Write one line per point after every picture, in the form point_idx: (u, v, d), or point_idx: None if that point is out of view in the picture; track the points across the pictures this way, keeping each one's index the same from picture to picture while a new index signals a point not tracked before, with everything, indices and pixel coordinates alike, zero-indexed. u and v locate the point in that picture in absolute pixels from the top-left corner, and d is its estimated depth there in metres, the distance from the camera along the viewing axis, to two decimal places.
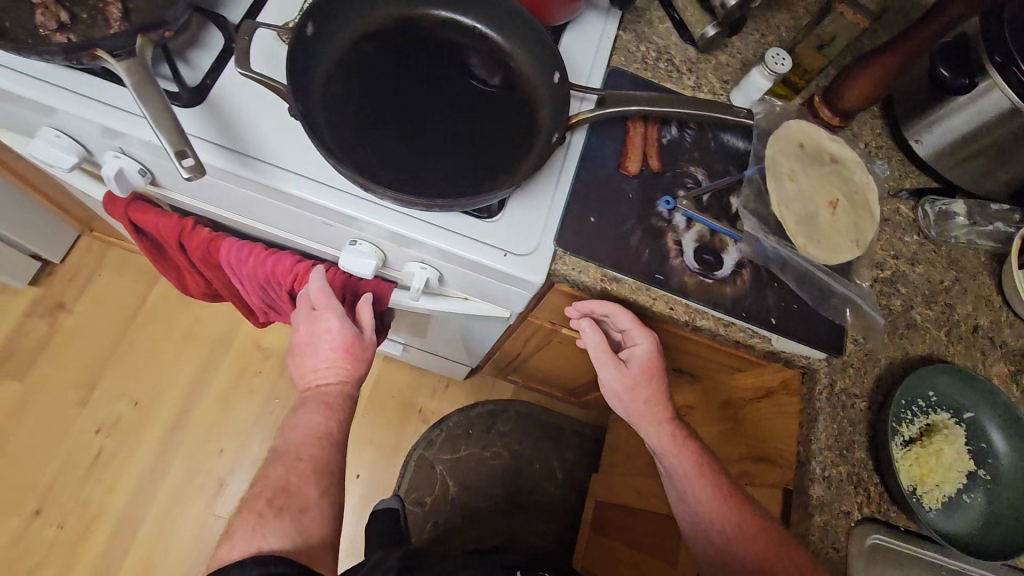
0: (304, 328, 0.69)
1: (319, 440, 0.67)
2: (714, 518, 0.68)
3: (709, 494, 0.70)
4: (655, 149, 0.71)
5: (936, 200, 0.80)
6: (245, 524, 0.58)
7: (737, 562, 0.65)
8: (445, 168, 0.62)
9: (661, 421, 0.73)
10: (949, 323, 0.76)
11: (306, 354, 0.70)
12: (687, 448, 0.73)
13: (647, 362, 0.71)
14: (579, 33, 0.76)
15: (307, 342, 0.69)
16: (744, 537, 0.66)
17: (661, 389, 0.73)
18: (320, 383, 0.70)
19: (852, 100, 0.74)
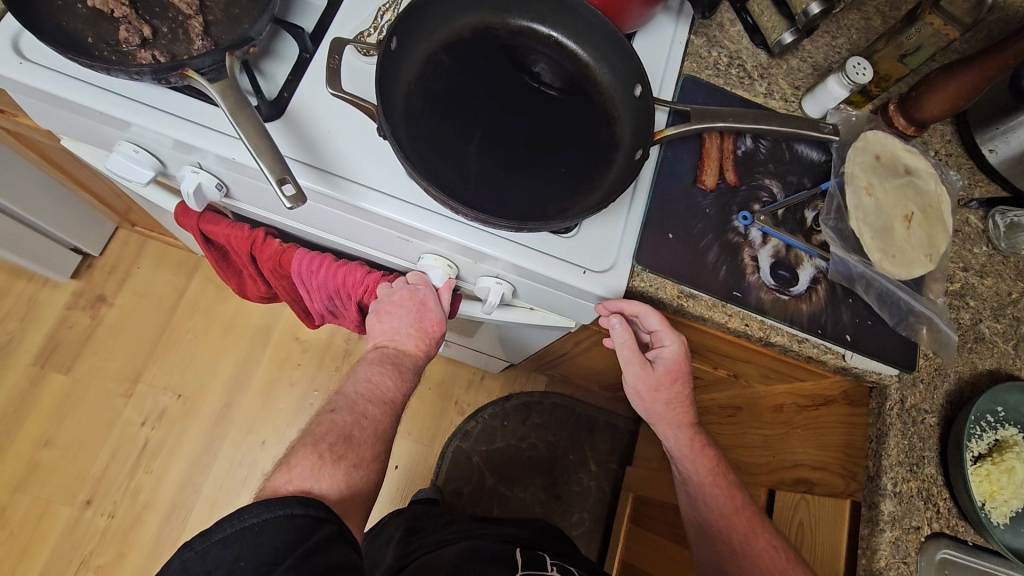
0: (403, 295, 0.67)
1: (383, 403, 0.64)
2: (722, 531, 0.73)
3: (723, 505, 0.74)
4: (731, 161, 0.70)
5: (1009, 210, 0.78)
6: (307, 458, 0.55)
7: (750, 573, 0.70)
8: (529, 186, 0.62)
9: (680, 425, 0.76)
10: (1018, 336, 0.75)
11: (391, 314, 0.67)
12: (704, 455, 0.77)
13: (671, 365, 0.70)
14: (651, 37, 0.75)
15: (396, 307, 0.67)
16: (754, 551, 0.70)
17: (683, 391, 0.74)
18: (395, 347, 0.68)
19: (933, 109, 0.72)
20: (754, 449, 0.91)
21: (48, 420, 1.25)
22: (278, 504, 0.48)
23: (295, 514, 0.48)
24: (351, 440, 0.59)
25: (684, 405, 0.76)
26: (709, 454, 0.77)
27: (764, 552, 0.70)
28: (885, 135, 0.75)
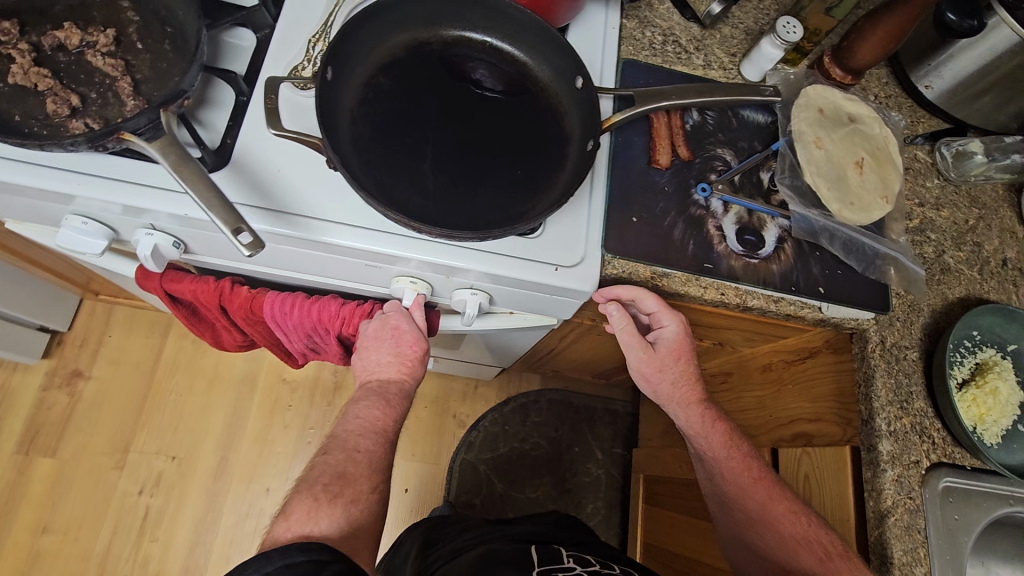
0: (377, 326, 0.67)
1: (376, 434, 0.64)
2: (741, 503, 0.73)
3: (739, 475, 0.74)
4: (681, 136, 0.71)
5: (953, 141, 0.81)
6: (303, 503, 0.55)
7: (773, 538, 0.70)
8: (489, 194, 0.62)
9: (689, 403, 0.76)
10: (979, 261, 0.77)
11: (369, 348, 0.67)
12: (717, 429, 0.77)
13: (673, 345, 0.71)
14: (585, 28, 0.76)
15: (373, 340, 0.67)
16: (775, 516, 0.70)
17: (689, 369, 0.75)
18: (379, 377, 0.68)
19: (866, 57, 0.75)
20: (753, 411, 0.91)
21: (41, 505, 1.21)
22: (278, 555, 0.47)
23: (297, 563, 0.47)
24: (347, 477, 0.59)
25: (692, 382, 0.76)
26: (722, 427, 0.77)
27: (784, 517, 0.70)
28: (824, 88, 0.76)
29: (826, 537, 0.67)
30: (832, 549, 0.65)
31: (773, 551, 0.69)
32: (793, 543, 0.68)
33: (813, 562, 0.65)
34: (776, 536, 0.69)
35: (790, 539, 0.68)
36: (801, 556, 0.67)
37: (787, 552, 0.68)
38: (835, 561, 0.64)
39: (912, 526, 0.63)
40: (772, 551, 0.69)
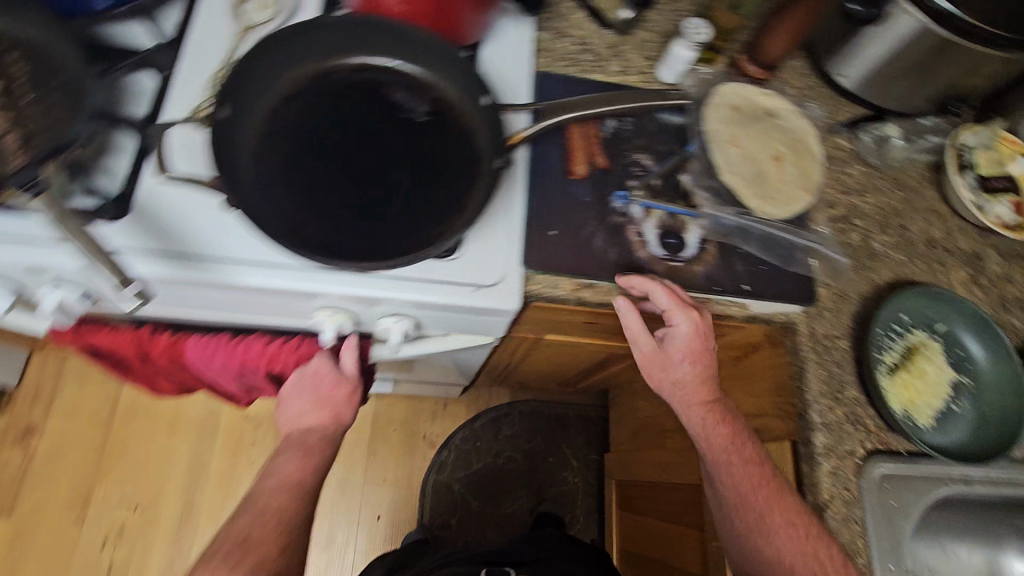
0: (297, 376, 0.69)
1: (292, 489, 0.63)
2: (739, 508, 0.64)
3: (747, 485, 0.64)
4: (598, 146, 0.71)
5: (871, 127, 0.82)
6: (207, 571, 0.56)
7: (774, 549, 0.61)
8: (403, 220, 0.62)
9: (701, 403, 0.67)
10: (907, 244, 0.78)
11: (292, 398, 0.69)
12: (724, 428, 0.66)
13: (687, 344, 0.65)
14: (499, 44, 0.76)
15: (294, 390, 0.69)
16: (781, 529, 0.61)
17: (703, 367, 0.67)
18: (305, 426, 0.67)
19: (776, 50, 0.75)
20: None
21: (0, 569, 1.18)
22: None
23: None
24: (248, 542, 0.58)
25: (704, 380, 0.67)
26: (733, 427, 0.66)
27: (788, 533, 0.61)
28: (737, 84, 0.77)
29: (831, 550, 0.60)
30: (831, 564, 0.60)
31: (773, 561, 0.62)
32: (794, 555, 0.60)
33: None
34: (778, 547, 0.61)
35: (790, 550, 0.60)
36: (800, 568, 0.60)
37: (785, 563, 0.61)
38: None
39: (850, 517, 0.64)
40: (770, 559, 0.62)
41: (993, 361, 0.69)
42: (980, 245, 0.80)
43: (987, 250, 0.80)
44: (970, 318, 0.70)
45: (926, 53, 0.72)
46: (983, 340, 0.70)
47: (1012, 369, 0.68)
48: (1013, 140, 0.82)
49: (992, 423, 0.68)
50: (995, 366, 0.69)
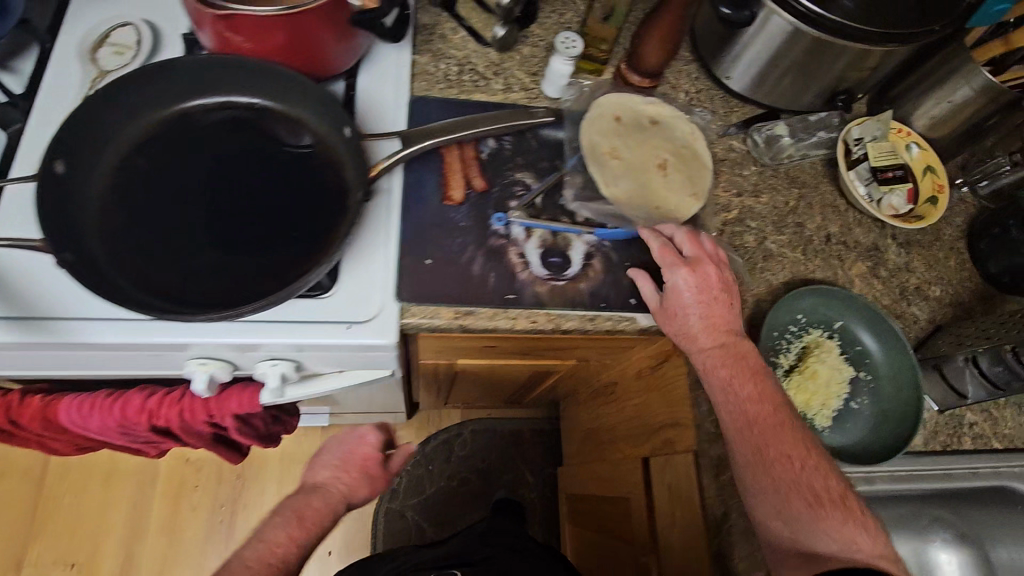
0: (330, 443, 0.78)
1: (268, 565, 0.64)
2: (752, 440, 0.59)
3: (768, 422, 0.59)
4: (476, 167, 0.69)
5: (764, 125, 0.81)
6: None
7: (795, 487, 0.57)
8: (264, 261, 0.60)
9: (719, 337, 0.62)
10: (803, 242, 0.77)
11: (324, 455, 0.78)
12: (727, 368, 0.61)
13: (704, 286, 0.63)
14: (375, 70, 0.74)
15: (329, 446, 0.78)
16: (800, 468, 0.58)
17: (709, 306, 0.63)
18: (304, 500, 0.72)
19: (654, 57, 0.73)
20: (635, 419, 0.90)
21: None
22: None
23: None
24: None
25: (708, 318, 0.62)
26: (740, 365, 0.61)
27: (803, 473, 0.58)
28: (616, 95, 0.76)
29: (829, 483, 0.58)
30: (827, 496, 0.58)
31: (774, 497, 0.57)
32: (793, 491, 0.57)
33: (800, 507, 0.57)
34: (780, 481, 0.58)
35: (788, 483, 0.58)
36: (795, 501, 0.57)
37: (786, 497, 0.57)
38: (824, 508, 0.57)
39: (748, 529, 0.63)
40: (774, 496, 0.57)
41: (888, 354, 0.69)
42: (878, 237, 0.80)
43: (885, 241, 0.80)
44: (863, 312, 0.70)
45: (804, 52, 0.72)
46: (877, 334, 0.70)
47: (905, 361, 0.67)
48: (904, 130, 0.82)
49: (890, 418, 0.67)
50: (890, 359, 0.69)
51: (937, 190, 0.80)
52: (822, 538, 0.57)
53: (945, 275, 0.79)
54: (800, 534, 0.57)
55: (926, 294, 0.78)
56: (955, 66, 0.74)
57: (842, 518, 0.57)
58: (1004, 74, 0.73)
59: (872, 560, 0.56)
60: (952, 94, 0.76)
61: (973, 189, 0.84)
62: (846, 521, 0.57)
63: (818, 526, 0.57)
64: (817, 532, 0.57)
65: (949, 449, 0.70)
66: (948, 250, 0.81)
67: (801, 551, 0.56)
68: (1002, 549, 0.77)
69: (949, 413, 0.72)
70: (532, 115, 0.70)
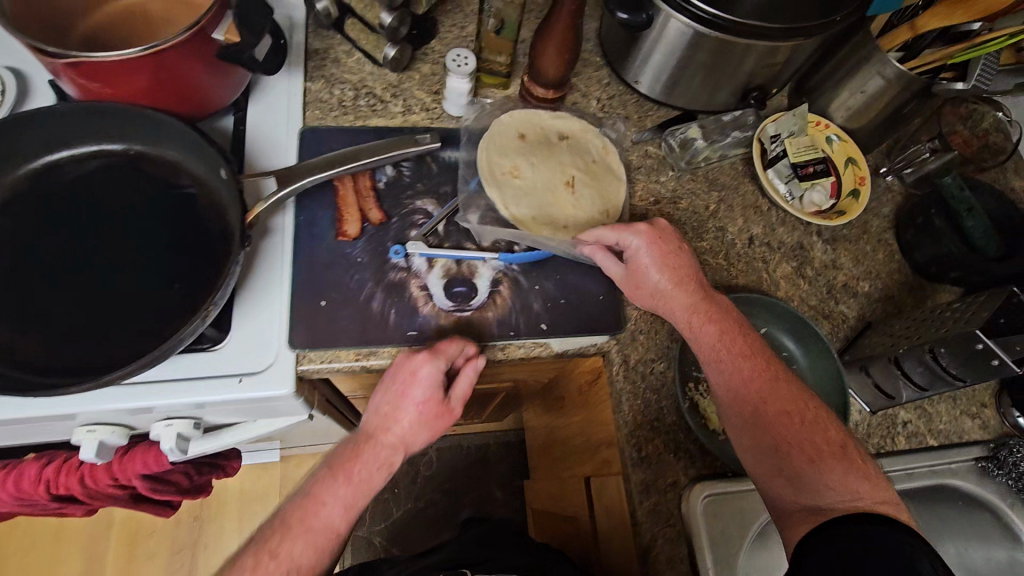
0: (401, 368, 0.59)
1: (315, 536, 0.55)
2: (742, 399, 0.57)
3: (752, 380, 0.57)
4: (371, 198, 0.66)
5: (677, 129, 0.78)
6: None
7: (794, 442, 0.54)
8: (139, 320, 0.56)
9: (691, 298, 0.60)
10: (724, 246, 0.75)
11: (390, 388, 0.59)
12: (713, 326, 0.59)
13: (659, 249, 0.62)
14: (263, 101, 0.71)
15: (390, 380, 0.59)
16: (797, 423, 0.54)
17: (676, 264, 0.62)
18: (364, 441, 0.59)
19: (552, 70, 0.70)
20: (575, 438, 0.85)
21: None
22: None
23: None
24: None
25: (678, 276, 0.61)
26: (723, 322, 0.59)
27: (801, 428, 0.54)
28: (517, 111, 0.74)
29: (828, 432, 0.54)
30: (828, 447, 0.53)
31: (773, 455, 0.54)
32: (791, 446, 0.54)
33: (801, 464, 0.53)
34: (778, 437, 0.54)
35: (787, 439, 0.54)
36: (794, 455, 0.53)
37: (785, 455, 0.53)
38: (825, 461, 0.53)
39: (674, 556, 0.61)
40: (774, 454, 0.54)
41: (812, 360, 0.67)
42: (803, 235, 0.78)
43: (810, 238, 0.78)
44: (786, 318, 0.68)
45: (706, 55, 0.69)
46: (800, 339, 0.68)
47: (829, 364, 0.66)
48: (822, 122, 0.80)
49: None
50: (814, 364, 0.67)
51: (859, 182, 0.78)
52: (828, 492, 0.51)
53: (874, 269, 0.77)
54: (808, 490, 0.52)
55: (855, 290, 0.76)
56: (862, 56, 0.72)
57: (845, 467, 0.52)
58: (914, 61, 0.70)
59: (874, 507, 0.50)
60: (864, 84, 0.74)
61: (898, 177, 0.81)
62: (850, 471, 0.52)
63: (825, 478, 0.52)
64: (825, 487, 0.51)
65: (882, 452, 0.69)
66: (876, 243, 0.79)
67: (808, 508, 0.51)
68: (950, 546, 0.74)
69: (881, 413, 0.70)
70: (414, 142, 0.67)
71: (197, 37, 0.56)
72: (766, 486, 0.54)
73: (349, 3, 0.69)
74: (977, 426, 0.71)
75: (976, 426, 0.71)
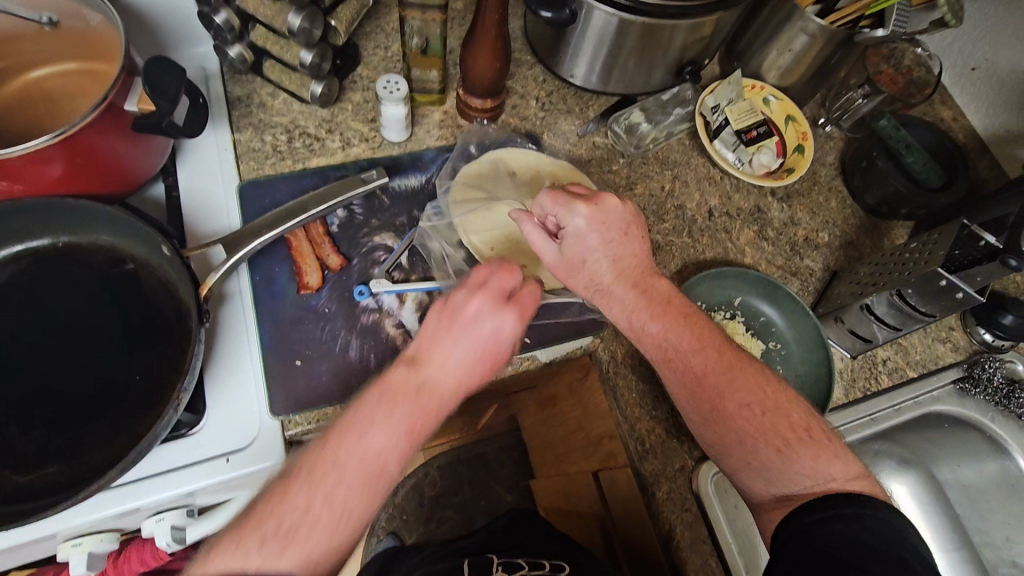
0: (476, 309, 0.49)
1: (367, 478, 0.44)
2: (697, 394, 0.55)
3: (710, 371, 0.55)
4: (328, 243, 0.64)
5: (620, 115, 0.78)
6: (231, 550, 0.42)
7: (760, 432, 0.53)
8: (107, 421, 0.53)
9: (635, 286, 0.58)
10: (686, 224, 0.75)
11: (457, 333, 0.48)
12: (659, 321, 0.57)
13: (603, 235, 0.57)
14: (194, 162, 0.67)
15: (464, 325, 0.48)
16: (766, 410, 0.54)
17: (618, 257, 0.57)
18: (423, 384, 0.47)
19: (484, 81, 0.69)
20: (566, 441, 0.83)
21: None
22: None
23: None
24: (297, 533, 0.42)
25: (623, 265, 0.58)
26: (669, 315, 0.57)
27: (765, 418, 0.53)
28: (508, 138, 0.75)
29: (791, 417, 0.54)
30: (793, 434, 0.53)
31: (741, 451, 0.53)
32: (756, 437, 0.53)
33: (768, 454, 0.52)
34: (744, 431, 0.54)
35: (747, 429, 0.53)
36: (762, 448, 0.53)
37: (749, 447, 0.53)
38: (793, 448, 0.52)
39: (695, 539, 0.61)
40: (742, 454, 0.53)
41: (790, 320, 0.69)
42: (758, 198, 0.79)
43: (765, 200, 0.79)
44: (759, 283, 0.70)
45: (636, 41, 0.69)
46: (775, 303, 0.70)
47: (807, 321, 0.68)
48: (757, 85, 0.81)
49: (807, 383, 0.67)
50: (793, 323, 0.69)
51: (802, 138, 0.79)
52: (795, 479, 0.51)
53: (830, 218, 0.79)
54: (775, 480, 0.52)
55: (816, 242, 0.78)
56: (785, 15, 0.73)
57: (814, 452, 0.52)
58: (833, 15, 0.72)
59: (848, 487, 0.50)
60: (791, 43, 0.75)
61: (837, 125, 0.84)
62: (820, 454, 0.52)
63: (791, 466, 0.51)
64: (791, 474, 0.51)
65: (868, 393, 0.72)
66: (827, 192, 0.81)
67: (777, 496, 0.51)
68: (943, 466, 0.78)
69: (862, 356, 0.73)
70: (363, 181, 0.64)
71: (108, 111, 0.53)
72: (736, 479, 0.54)
73: (264, 46, 0.65)
74: (949, 349, 0.75)
75: (949, 350, 0.74)
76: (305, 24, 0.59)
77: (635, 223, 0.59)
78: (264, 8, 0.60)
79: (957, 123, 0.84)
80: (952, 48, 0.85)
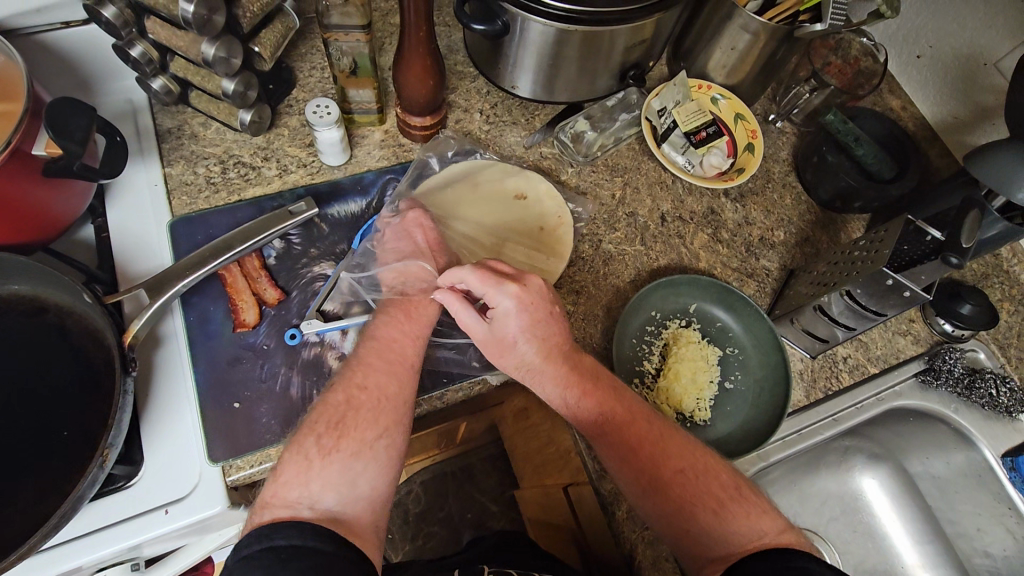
0: (400, 227, 0.64)
1: (393, 365, 0.55)
2: (630, 467, 0.55)
3: (637, 448, 0.55)
4: (264, 277, 0.62)
5: (565, 124, 0.77)
6: (294, 461, 0.49)
7: (691, 496, 0.52)
8: (33, 481, 0.50)
9: (565, 370, 0.58)
10: (639, 231, 0.74)
11: (393, 251, 0.63)
12: (590, 397, 0.57)
13: (529, 320, 0.57)
14: (122, 200, 0.64)
15: (399, 242, 0.64)
16: (699, 472, 0.53)
17: (545, 336, 0.58)
18: (412, 291, 0.61)
19: (420, 99, 0.67)
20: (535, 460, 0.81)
21: None
22: None
23: None
24: (346, 422, 0.51)
25: (551, 349, 0.58)
26: (600, 391, 0.57)
27: (700, 479, 0.53)
28: (467, 149, 0.74)
29: (720, 476, 0.53)
30: (724, 492, 0.52)
31: (677, 517, 0.52)
32: (690, 500, 0.52)
33: (705, 514, 0.51)
34: (681, 497, 0.53)
35: (683, 493, 0.52)
36: (697, 511, 0.52)
37: (684, 512, 0.52)
38: (727, 507, 0.51)
39: (657, 558, 0.60)
40: (673, 522, 0.52)
41: (744, 325, 0.68)
42: (712, 199, 0.78)
43: (718, 201, 0.78)
44: (712, 290, 0.69)
45: (573, 51, 0.67)
46: (727, 309, 0.69)
47: (761, 324, 0.67)
48: (704, 84, 0.80)
49: (764, 390, 0.66)
50: (747, 328, 0.68)
51: (751, 136, 0.78)
52: (731, 538, 0.50)
53: (786, 215, 0.78)
54: (708, 540, 0.51)
55: (772, 241, 0.77)
56: (724, 14, 0.71)
57: (746, 509, 0.51)
58: (771, 11, 0.71)
59: (778, 541, 0.49)
60: (733, 41, 0.74)
61: (788, 120, 0.83)
62: (750, 510, 0.51)
63: (723, 529, 0.50)
64: (727, 535, 0.50)
65: (830, 393, 0.71)
66: (781, 189, 0.80)
67: (710, 557, 0.50)
68: (914, 459, 0.78)
69: (822, 355, 0.72)
70: (295, 214, 0.63)
71: (14, 155, 0.51)
72: (668, 537, 0.53)
73: (186, 77, 0.63)
74: (911, 342, 0.74)
75: (910, 342, 0.74)
76: (221, 53, 0.57)
77: (556, 303, 0.60)
78: (177, 39, 0.58)
79: (906, 112, 0.83)
80: (898, 37, 0.84)
